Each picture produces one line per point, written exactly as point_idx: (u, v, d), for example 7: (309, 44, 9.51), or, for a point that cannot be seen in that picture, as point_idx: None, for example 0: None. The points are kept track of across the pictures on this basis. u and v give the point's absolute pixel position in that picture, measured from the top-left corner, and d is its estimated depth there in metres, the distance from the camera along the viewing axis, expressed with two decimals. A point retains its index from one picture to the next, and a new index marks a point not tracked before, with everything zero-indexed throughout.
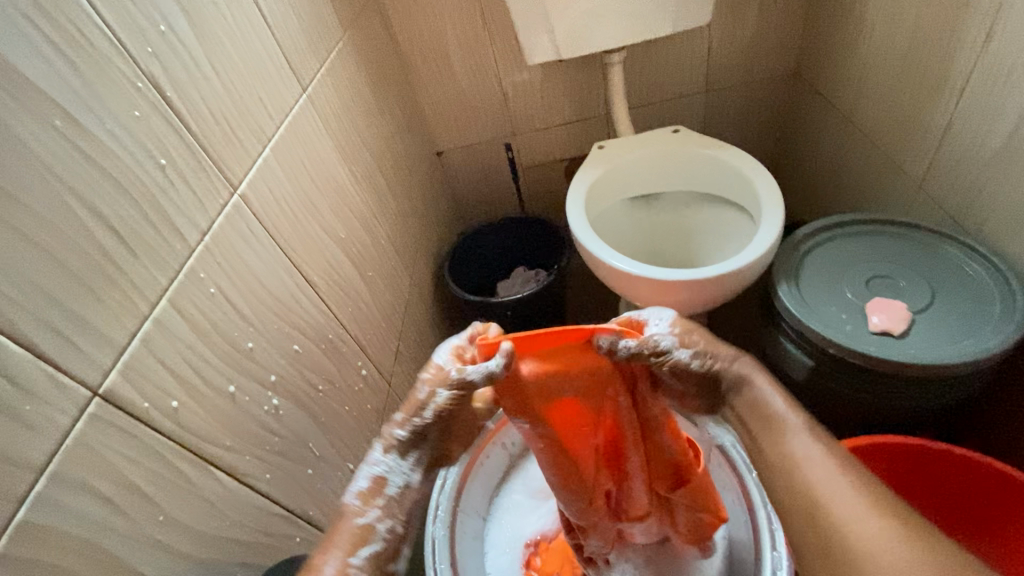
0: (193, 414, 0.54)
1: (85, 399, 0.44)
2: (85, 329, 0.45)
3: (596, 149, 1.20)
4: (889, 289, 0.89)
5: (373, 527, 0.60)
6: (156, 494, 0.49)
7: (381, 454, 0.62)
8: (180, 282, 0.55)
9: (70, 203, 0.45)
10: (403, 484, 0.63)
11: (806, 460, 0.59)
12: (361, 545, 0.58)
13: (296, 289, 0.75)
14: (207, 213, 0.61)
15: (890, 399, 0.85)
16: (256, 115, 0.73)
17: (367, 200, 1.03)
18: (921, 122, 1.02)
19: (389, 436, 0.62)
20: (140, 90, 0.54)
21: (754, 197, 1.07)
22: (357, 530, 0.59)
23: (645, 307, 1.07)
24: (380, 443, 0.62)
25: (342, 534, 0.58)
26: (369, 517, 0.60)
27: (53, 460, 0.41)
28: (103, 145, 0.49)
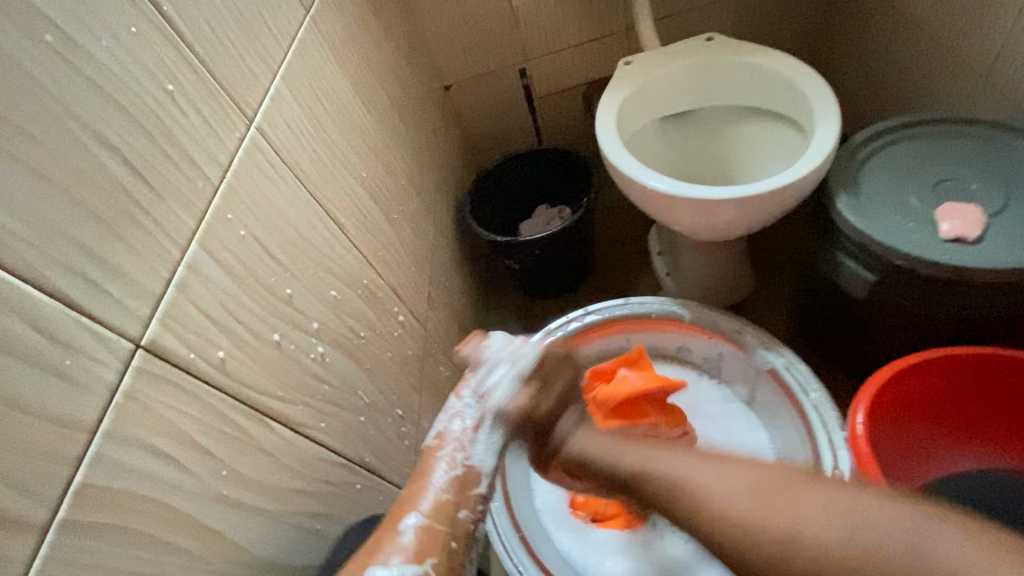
0: (242, 366, 0.51)
1: (129, 352, 0.40)
2: (117, 276, 0.40)
3: (623, 66, 1.10)
4: (959, 193, 0.82)
5: (457, 463, 0.60)
6: (217, 449, 0.46)
7: (456, 400, 0.64)
8: (209, 224, 0.50)
9: (81, 135, 0.39)
10: (478, 418, 0.62)
11: (699, 480, 0.48)
12: (449, 475, 0.59)
13: (326, 232, 0.69)
14: (227, 147, 0.55)
15: (961, 310, 0.80)
16: (262, 38, 0.65)
17: (383, 136, 0.95)
18: (993, 2, 0.91)
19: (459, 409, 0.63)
20: (135, 2, 0.47)
21: (804, 106, 0.99)
22: (443, 459, 0.60)
23: (688, 233, 1.01)
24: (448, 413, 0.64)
25: (432, 468, 0.60)
26: (456, 457, 0.60)
27: (105, 418, 0.37)
28: (105, 69, 0.42)
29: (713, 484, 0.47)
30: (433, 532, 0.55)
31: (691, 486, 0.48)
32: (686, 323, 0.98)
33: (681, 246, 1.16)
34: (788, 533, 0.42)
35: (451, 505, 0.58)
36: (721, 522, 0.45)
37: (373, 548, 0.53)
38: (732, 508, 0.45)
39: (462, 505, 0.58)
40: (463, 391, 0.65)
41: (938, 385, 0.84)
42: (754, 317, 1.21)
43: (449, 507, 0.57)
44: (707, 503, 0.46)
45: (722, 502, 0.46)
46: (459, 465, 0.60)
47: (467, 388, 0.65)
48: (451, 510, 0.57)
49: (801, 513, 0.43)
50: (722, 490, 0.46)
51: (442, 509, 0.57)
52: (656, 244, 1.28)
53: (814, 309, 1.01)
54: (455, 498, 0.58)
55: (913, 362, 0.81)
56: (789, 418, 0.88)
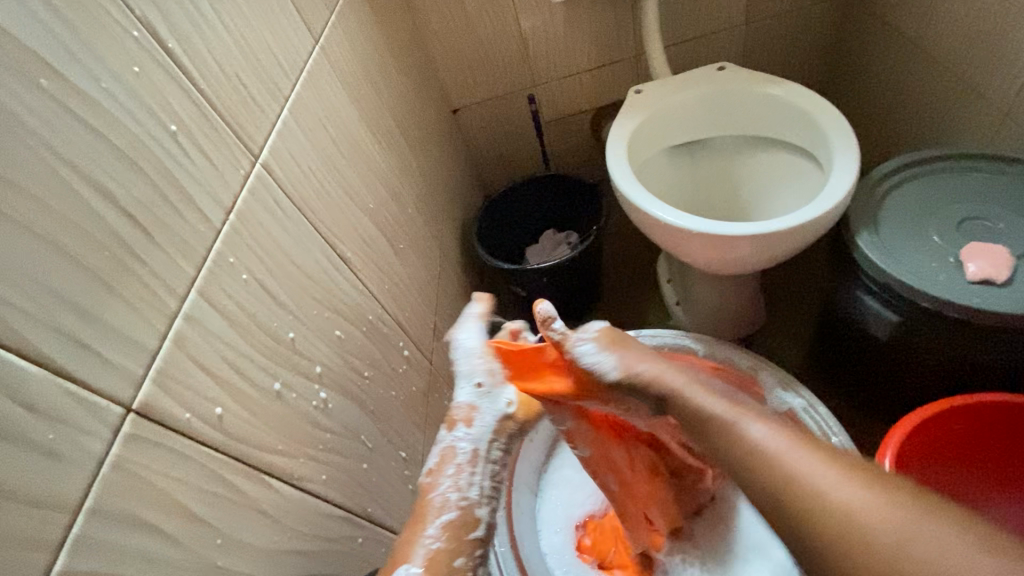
0: (241, 420, 0.48)
1: (119, 417, 0.37)
2: (109, 334, 0.37)
3: (634, 95, 1.09)
4: (985, 232, 0.80)
5: (451, 506, 0.58)
6: (212, 515, 0.43)
7: (449, 432, 0.61)
8: (210, 270, 0.48)
9: (76, 185, 0.37)
10: (472, 452, 0.60)
11: (788, 454, 0.46)
12: (440, 522, 0.57)
13: (332, 269, 0.67)
14: (231, 187, 0.53)
15: (989, 354, 0.77)
16: (270, 71, 0.63)
17: (390, 164, 0.94)
18: (1013, 40, 0.90)
19: (451, 444, 0.61)
20: (138, 41, 0.45)
21: (820, 138, 0.97)
22: (434, 506, 0.58)
23: (701, 266, 0.99)
24: (440, 451, 0.61)
25: (422, 518, 0.57)
26: (450, 499, 0.58)
27: (90, 494, 0.34)
28: (104, 111, 0.40)
29: (808, 463, 0.44)
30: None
31: (776, 458, 0.46)
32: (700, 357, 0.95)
33: (693, 277, 1.13)
34: (863, 525, 0.40)
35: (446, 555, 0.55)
36: (808, 507, 0.42)
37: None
38: (827, 495, 0.42)
39: (460, 552, 0.56)
40: (455, 415, 0.62)
41: (959, 433, 0.80)
42: (767, 349, 1.17)
43: (444, 558, 0.55)
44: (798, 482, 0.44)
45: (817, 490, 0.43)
46: (453, 509, 0.58)
47: (458, 413, 0.62)
48: (445, 560, 0.55)
49: (872, 511, 0.40)
50: (816, 472, 0.44)
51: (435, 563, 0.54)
52: (667, 273, 1.25)
53: (831, 346, 0.98)
54: (451, 546, 0.56)
55: (939, 407, 0.78)
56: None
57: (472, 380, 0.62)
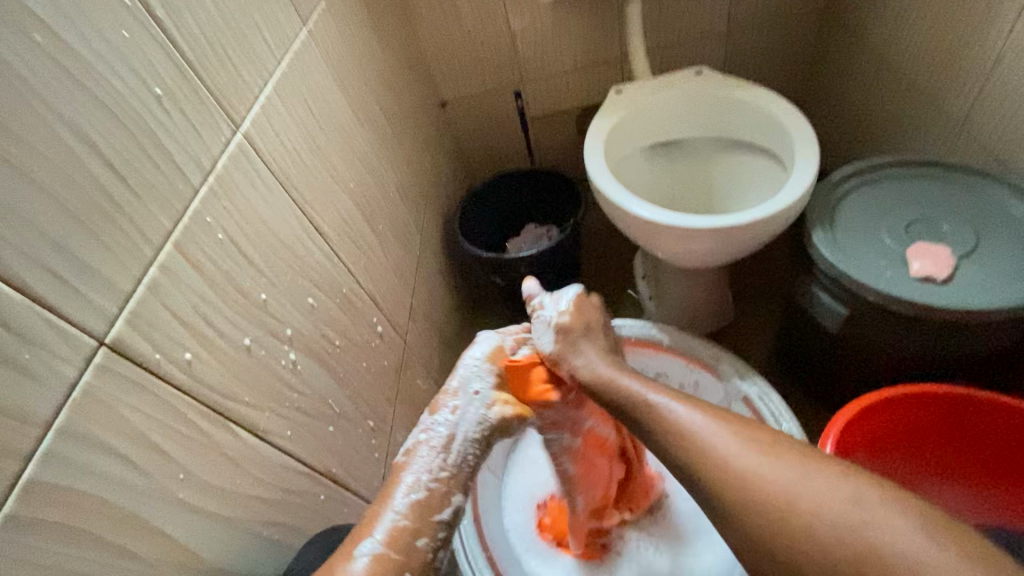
0: (210, 369, 0.51)
1: (92, 349, 0.40)
2: (85, 272, 0.40)
3: (613, 94, 1.13)
4: (930, 234, 0.85)
5: (422, 484, 0.57)
6: (177, 452, 0.46)
7: (431, 417, 0.62)
8: (185, 225, 0.50)
9: (61, 133, 0.40)
10: (449, 435, 0.60)
11: (711, 440, 0.51)
12: (408, 499, 0.55)
13: (308, 240, 0.70)
14: (211, 151, 0.55)
15: (929, 348, 0.82)
16: (256, 47, 0.66)
17: (373, 148, 0.97)
18: (968, 55, 0.95)
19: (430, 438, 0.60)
20: (129, 7, 0.48)
21: (785, 141, 1.02)
22: (405, 482, 0.57)
23: (669, 259, 1.03)
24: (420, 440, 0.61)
25: (392, 492, 0.56)
26: (421, 478, 0.57)
27: (60, 414, 0.37)
28: (91, 67, 0.43)
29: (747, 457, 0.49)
30: (392, 559, 0.51)
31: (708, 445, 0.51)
32: (664, 347, 1.00)
33: (663, 272, 1.17)
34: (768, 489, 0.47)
35: (409, 531, 0.53)
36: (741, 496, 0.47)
37: (328, 572, 0.49)
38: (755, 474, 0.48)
39: (421, 533, 0.54)
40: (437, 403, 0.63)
41: (902, 423, 0.85)
42: (733, 345, 1.22)
43: (407, 533, 0.53)
44: (724, 467, 0.49)
45: (744, 468, 0.48)
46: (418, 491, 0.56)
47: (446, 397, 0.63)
48: (407, 538, 0.53)
49: (775, 474, 0.47)
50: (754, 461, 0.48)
51: (398, 537, 0.53)
52: (641, 268, 1.29)
53: (791, 339, 1.03)
54: (414, 525, 0.54)
55: (883, 397, 0.82)
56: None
57: (468, 376, 0.64)
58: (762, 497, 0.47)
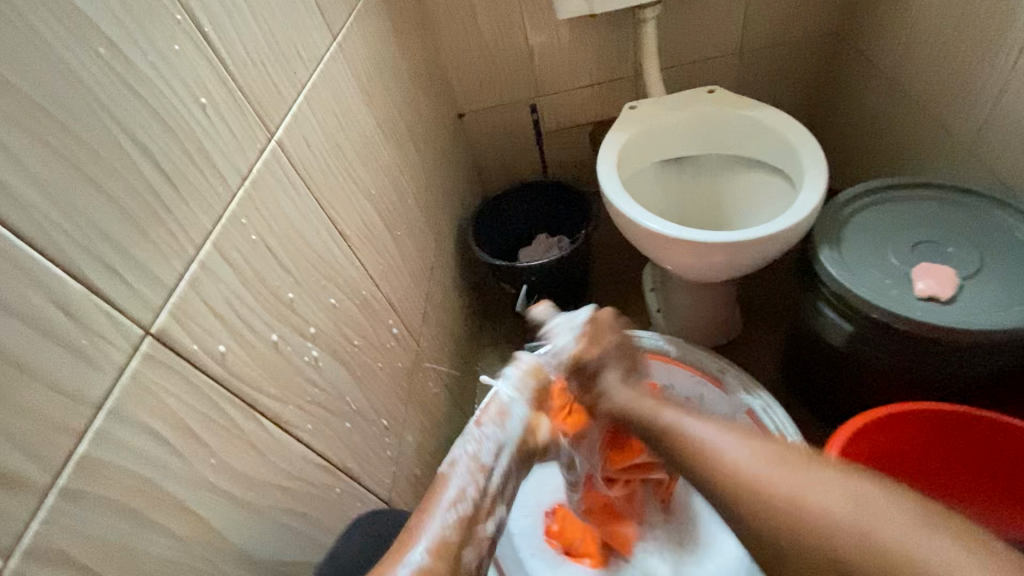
0: (240, 362, 0.54)
1: (138, 338, 0.43)
2: (136, 266, 0.43)
3: (627, 111, 1.16)
4: (935, 254, 0.86)
5: (468, 495, 0.57)
6: (209, 438, 0.49)
7: (477, 427, 0.62)
8: (224, 226, 0.54)
9: (120, 139, 0.43)
10: (494, 447, 0.61)
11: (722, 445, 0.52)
12: (455, 508, 0.55)
13: (332, 243, 0.73)
14: (248, 157, 0.59)
15: (932, 366, 0.83)
16: (290, 59, 0.70)
17: (394, 157, 1.00)
18: (975, 81, 0.97)
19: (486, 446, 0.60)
20: (180, 23, 0.52)
21: (794, 159, 1.04)
22: (453, 491, 0.57)
23: (679, 272, 1.05)
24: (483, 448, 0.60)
25: (439, 499, 0.56)
26: (468, 486, 0.57)
27: (110, 397, 0.40)
28: (146, 78, 0.47)
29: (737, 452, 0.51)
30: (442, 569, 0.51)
31: (718, 454, 0.52)
32: (672, 359, 1.02)
33: (672, 286, 1.19)
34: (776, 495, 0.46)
35: (456, 545, 0.53)
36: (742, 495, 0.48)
37: None
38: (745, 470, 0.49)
39: (467, 545, 0.54)
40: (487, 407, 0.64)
41: (907, 440, 0.87)
42: (740, 359, 1.23)
43: (454, 546, 0.53)
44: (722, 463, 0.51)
45: (743, 470, 0.49)
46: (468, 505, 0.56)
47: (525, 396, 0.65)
48: (454, 550, 0.53)
49: (816, 496, 0.45)
50: (746, 457, 0.50)
51: (446, 549, 0.52)
52: (651, 280, 1.32)
53: (798, 354, 1.04)
54: (460, 539, 0.54)
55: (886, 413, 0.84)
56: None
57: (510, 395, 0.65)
58: (774, 504, 0.46)
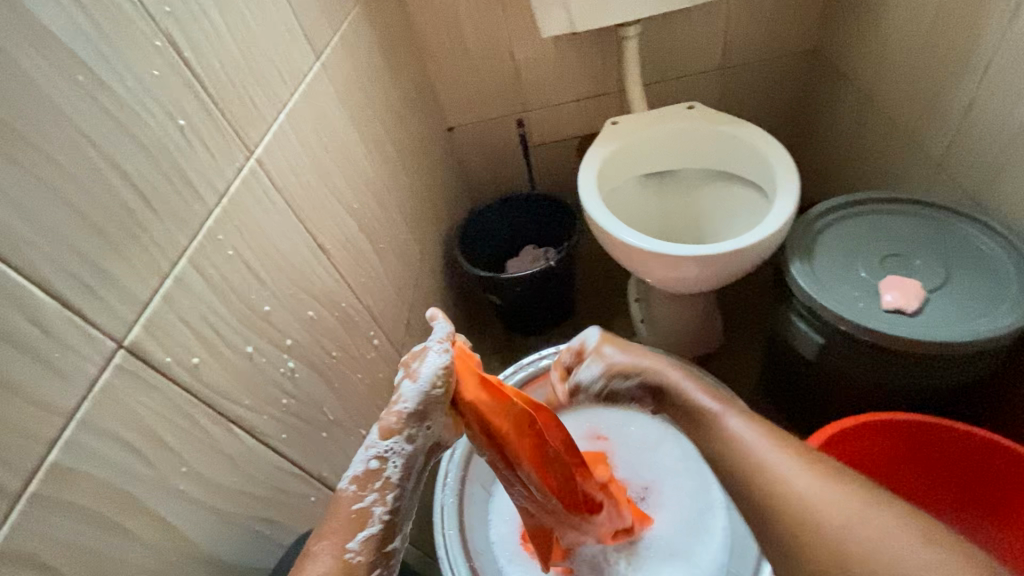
0: (214, 373, 0.56)
1: (110, 350, 0.45)
2: (110, 282, 0.46)
3: (608, 126, 1.19)
4: (903, 268, 0.89)
5: (377, 519, 0.55)
6: (181, 447, 0.51)
7: (380, 435, 0.57)
8: (200, 243, 0.56)
9: (97, 161, 0.46)
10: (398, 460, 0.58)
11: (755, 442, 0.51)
12: (361, 533, 0.54)
13: (311, 257, 0.75)
14: (226, 176, 0.61)
15: (900, 377, 0.85)
16: (271, 80, 0.73)
17: (379, 172, 1.03)
18: (943, 99, 1.00)
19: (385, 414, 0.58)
20: (159, 49, 0.54)
21: (768, 173, 1.07)
22: (354, 514, 0.55)
23: (656, 284, 1.07)
24: (377, 424, 0.57)
25: (342, 520, 0.54)
26: (375, 512, 0.55)
27: (81, 408, 0.42)
28: (123, 103, 0.49)
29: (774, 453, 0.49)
30: None
31: (752, 451, 0.50)
32: None
33: (653, 297, 1.21)
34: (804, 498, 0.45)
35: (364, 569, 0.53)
36: (773, 495, 0.47)
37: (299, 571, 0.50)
38: (785, 478, 0.47)
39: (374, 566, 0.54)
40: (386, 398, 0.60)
41: (881, 450, 0.88)
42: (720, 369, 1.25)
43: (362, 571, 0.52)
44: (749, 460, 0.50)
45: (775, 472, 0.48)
46: (375, 456, 0.57)
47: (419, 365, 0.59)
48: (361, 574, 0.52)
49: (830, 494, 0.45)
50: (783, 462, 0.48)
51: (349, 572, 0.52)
52: (634, 291, 1.34)
53: (775, 366, 1.06)
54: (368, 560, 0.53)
55: (855, 423, 0.85)
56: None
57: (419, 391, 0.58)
58: (799, 506, 0.45)
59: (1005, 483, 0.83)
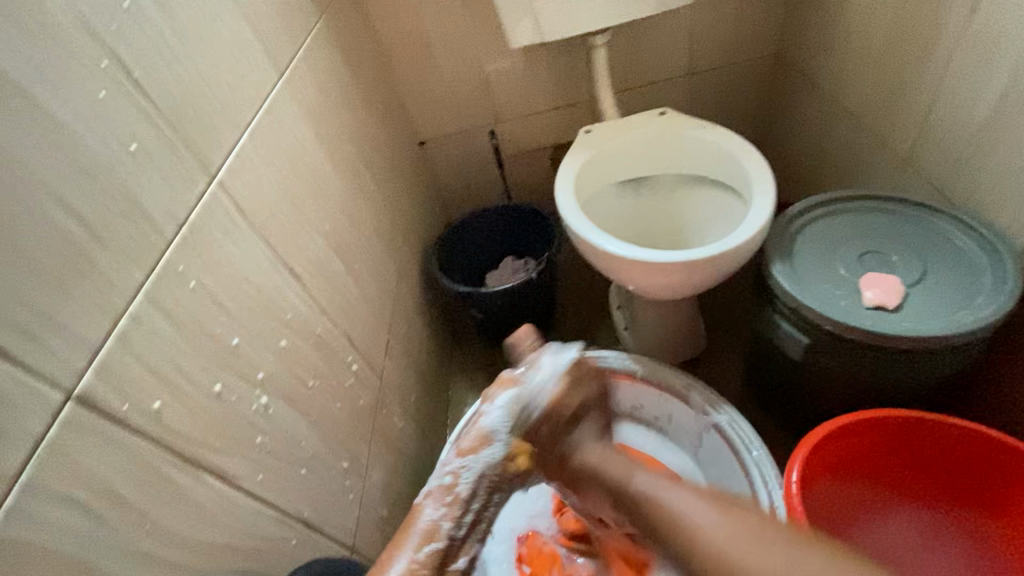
0: (179, 417, 0.51)
1: (58, 403, 0.41)
2: (55, 327, 0.41)
3: (583, 134, 1.18)
4: (882, 264, 0.89)
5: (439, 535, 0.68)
6: (143, 501, 0.46)
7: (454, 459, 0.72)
8: (158, 277, 0.52)
9: (40, 197, 0.42)
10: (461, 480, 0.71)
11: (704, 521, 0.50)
12: (428, 548, 0.67)
13: (281, 283, 0.71)
14: (185, 203, 0.57)
15: (886, 374, 0.85)
16: (232, 100, 0.69)
17: (350, 190, 0.99)
18: (906, 97, 1.02)
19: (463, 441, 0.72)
20: (106, 71, 0.50)
21: (743, 176, 1.07)
22: (421, 531, 0.68)
23: (637, 290, 1.06)
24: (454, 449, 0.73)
25: (409, 539, 0.67)
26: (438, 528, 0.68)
27: (25, 471, 0.38)
28: (69, 132, 0.45)
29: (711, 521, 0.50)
30: None
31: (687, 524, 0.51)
32: (638, 377, 1.02)
33: (636, 304, 1.20)
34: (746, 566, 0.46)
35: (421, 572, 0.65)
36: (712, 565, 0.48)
37: None
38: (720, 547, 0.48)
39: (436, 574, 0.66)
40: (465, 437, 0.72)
41: (878, 447, 0.88)
42: (706, 374, 1.25)
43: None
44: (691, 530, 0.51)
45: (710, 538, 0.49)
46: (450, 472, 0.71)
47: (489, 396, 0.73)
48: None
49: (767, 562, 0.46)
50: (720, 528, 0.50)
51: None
52: (615, 299, 1.32)
53: (760, 367, 1.05)
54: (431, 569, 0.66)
55: (846, 422, 0.85)
56: (735, 474, 0.91)
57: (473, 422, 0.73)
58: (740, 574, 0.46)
59: (1005, 479, 0.83)
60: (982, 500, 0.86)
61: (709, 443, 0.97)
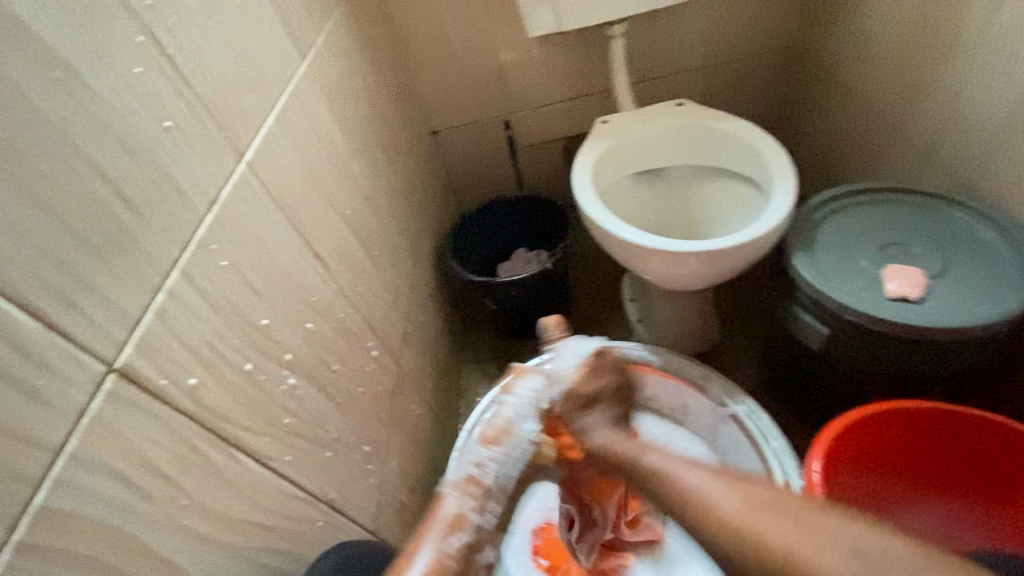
0: (212, 394, 0.51)
1: (100, 375, 0.40)
2: (98, 300, 0.41)
3: (600, 125, 1.18)
4: (903, 256, 0.89)
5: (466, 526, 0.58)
6: (179, 476, 0.46)
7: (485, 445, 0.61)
8: (192, 253, 0.52)
9: (83, 169, 0.42)
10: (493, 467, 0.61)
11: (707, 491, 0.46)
12: (455, 539, 0.56)
13: (306, 266, 0.71)
14: (216, 181, 0.57)
15: (906, 365, 0.85)
16: (259, 80, 0.69)
17: (369, 176, 0.99)
18: (928, 89, 1.02)
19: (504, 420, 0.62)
20: (142, 45, 0.50)
21: (763, 168, 1.07)
22: (446, 519, 0.57)
23: (655, 281, 1.06)
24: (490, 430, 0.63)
25: (432, 523, 0.58)
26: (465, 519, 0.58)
27: (70, 440, 0.38)
28: (108, 105, 0.45)
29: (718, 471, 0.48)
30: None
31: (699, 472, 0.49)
32: (655, 368, 1.02)
33: (651, 295, 1.20)
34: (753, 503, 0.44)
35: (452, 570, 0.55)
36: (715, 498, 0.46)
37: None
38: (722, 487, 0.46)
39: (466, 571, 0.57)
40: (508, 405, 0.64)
41: (897, 438, 0.88)
42: (720, 366, 1.25)
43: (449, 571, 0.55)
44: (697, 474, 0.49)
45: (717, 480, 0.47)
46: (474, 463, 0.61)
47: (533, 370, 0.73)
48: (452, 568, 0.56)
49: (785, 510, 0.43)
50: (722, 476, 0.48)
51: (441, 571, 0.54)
52: (629, 291, 1.32)
53: (777, 359, 1.05)
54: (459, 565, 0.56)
55: (867, 413, 0.85)
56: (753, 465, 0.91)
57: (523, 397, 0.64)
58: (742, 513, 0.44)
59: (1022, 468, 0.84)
60: (999, 489, 0.87)
61: (725, 436, 0.97)
